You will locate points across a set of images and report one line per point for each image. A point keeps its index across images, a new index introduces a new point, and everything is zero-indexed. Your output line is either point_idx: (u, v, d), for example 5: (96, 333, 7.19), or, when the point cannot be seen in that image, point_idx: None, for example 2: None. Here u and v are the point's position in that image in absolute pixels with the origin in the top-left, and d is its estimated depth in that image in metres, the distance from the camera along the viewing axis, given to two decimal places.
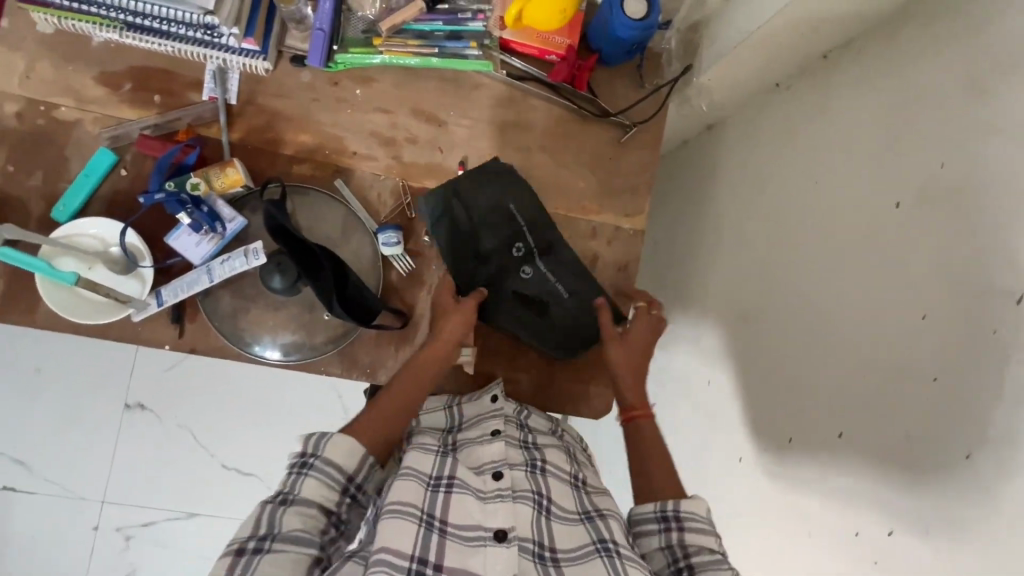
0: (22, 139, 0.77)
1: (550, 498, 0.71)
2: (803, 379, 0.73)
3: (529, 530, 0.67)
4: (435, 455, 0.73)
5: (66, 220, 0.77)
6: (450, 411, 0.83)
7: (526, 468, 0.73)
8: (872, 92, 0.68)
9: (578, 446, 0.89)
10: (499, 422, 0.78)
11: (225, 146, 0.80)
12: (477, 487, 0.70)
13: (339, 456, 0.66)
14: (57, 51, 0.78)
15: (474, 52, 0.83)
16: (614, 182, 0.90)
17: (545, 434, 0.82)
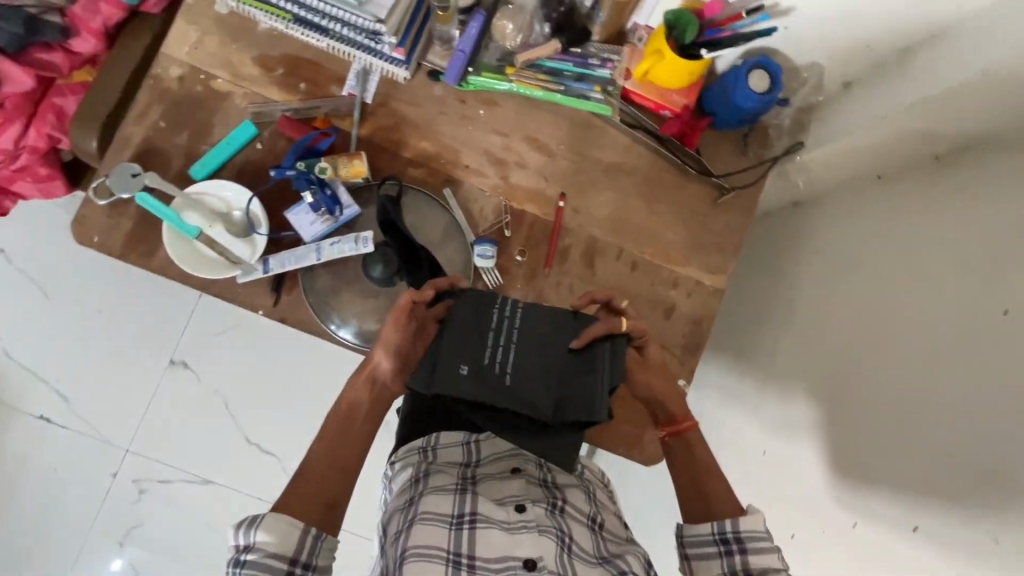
0: (178, 100, 0.84)
1: (570, 536, 0.75)
2: (876, 467, 0.73)
3: (555, 562, 0.71)
4: (453, 494, 0.78)
5: (200, 179, 0.83)
6: (468, 447, 0.89)
7: (546, 505, 0.79)
8: (982, 198, 0.70)
9: (601, 485, 0.90)
10: (517, 461, 0.86)
11: (354, 139, 0.86)
12: (502, 520, 0.75)
13: (270, 544, 0.63)
14: (227, 30, 0.86)
15: (597, 95, 0.89)
16: (704, 238, 0.93)
17: (566, 474, 0.86)
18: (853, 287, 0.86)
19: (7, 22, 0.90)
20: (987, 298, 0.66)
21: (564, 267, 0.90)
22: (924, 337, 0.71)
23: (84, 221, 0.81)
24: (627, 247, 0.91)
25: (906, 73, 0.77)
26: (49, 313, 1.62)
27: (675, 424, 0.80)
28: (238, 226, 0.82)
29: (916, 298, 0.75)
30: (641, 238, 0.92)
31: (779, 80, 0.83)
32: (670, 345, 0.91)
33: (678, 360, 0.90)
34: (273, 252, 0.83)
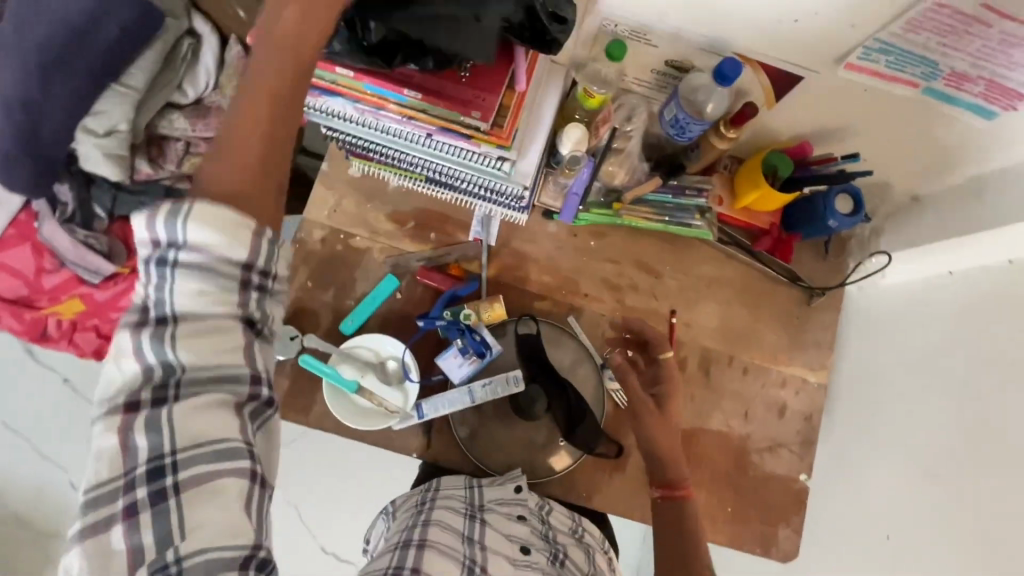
0: (322, 260, 0.91)
1: None
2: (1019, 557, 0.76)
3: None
4: (463, 518, 0.77)
5: (351, 333, 0.89)
6: (470, 490, 0.83)
7: (548, 555, 0.76)
8: None
9: (600, 549, 0.85)
10: (524, 509, 0.81)
11: (485, 282, 0.93)
12: (509, 554, 0.74)
13: (199, 234, 0.45)
14: (361, 192, 0.94)
15: (697, 223, 0.97)
16: (801, 338, 1.01)
17: (565, 532, 0.83)
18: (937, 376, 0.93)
19: (149, 196, 0.98)
20: None
21: (684, 378, 0.97)
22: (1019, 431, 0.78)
23: None
24: (736, 353, 0.99)
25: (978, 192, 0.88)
26: None
27: (670, 488, 0.85)
28: (390, 375, 0.87)
29: (1013, 395, 0.80)
30: (747, 343, 1.00)
31: (863, 204, 0.94)
32: (786, 442, 0.98)
33: (797, 456, 0.97)
34: (423, 396, 0.88)
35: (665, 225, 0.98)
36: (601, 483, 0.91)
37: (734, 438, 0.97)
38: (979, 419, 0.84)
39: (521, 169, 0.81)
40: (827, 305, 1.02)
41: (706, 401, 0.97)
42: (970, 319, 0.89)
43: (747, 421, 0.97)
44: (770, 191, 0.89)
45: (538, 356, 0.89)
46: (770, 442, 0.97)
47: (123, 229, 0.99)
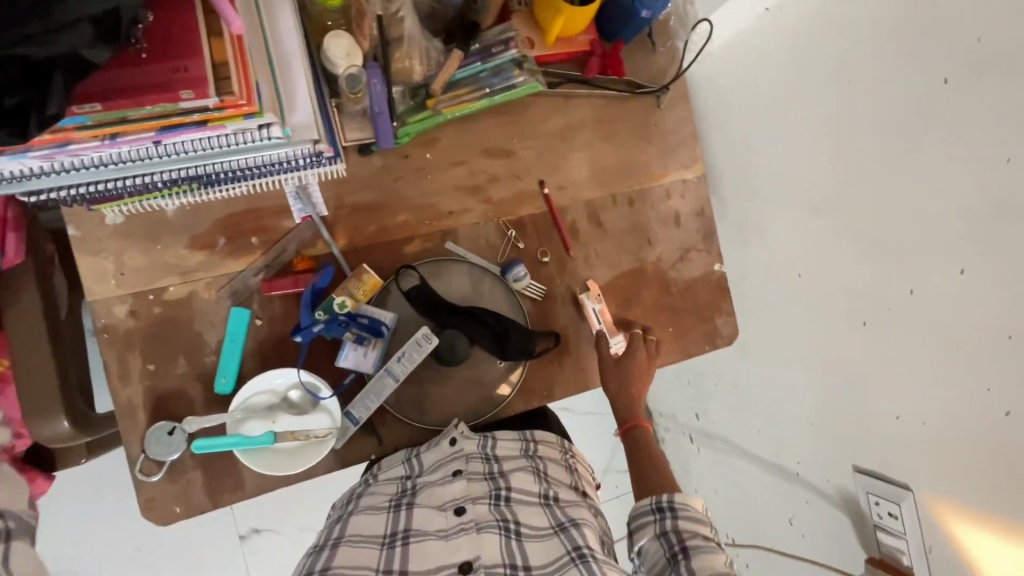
0: (148, 334, 0.74)
1: (516, 521, 0.71)
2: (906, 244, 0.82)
3: (496, 556, 0.67)
4: (386, 513, 0.74)
5: (231, 389, 0.76)
6: (409, 462, 0.80)
7: (489, 501, 0.74)
8: None
9: (559, 461, 0.85)
10: (459, 461, 0.78)
11: (341, 257, 0.81)
12: (439, 527, 0.71)
13: None
14: (139, 236, 0.74)
15: (519, 79, 0.85)
16: (667, 142, 0.98)
17: (514, 458, 0.82)
18: (794, 115, 0.94)
19: None
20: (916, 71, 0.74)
21: (583, 240, 0.94)
22: (876, 132, 0.82)
23: (153, 502, 0.74)
24: (617, 189, 0.95)
25: None
26: None
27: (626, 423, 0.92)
28: (301, 404, 0.78)
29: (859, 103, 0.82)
30: (622, 175, 0.96)
31: None
32: (693, 244, 0.99)
33: (706, 252, 1.00)
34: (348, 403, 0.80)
35: (490, 98, 0.85)
36: (556, 376, 0.91)
37: (648, 267, 0.97)
38: (842, 137, 0.87)
39: (298, 124, 0.66)
40: (676, 98, 0.98)
41: (610, 249, 0.95)
42: (802, 50, 0.90)
43: (652, 245, 0.97)
44: (572, 10, 0.80)
45: (437, 300, 0.81)
46: (679, 252, 0.99)
47: None
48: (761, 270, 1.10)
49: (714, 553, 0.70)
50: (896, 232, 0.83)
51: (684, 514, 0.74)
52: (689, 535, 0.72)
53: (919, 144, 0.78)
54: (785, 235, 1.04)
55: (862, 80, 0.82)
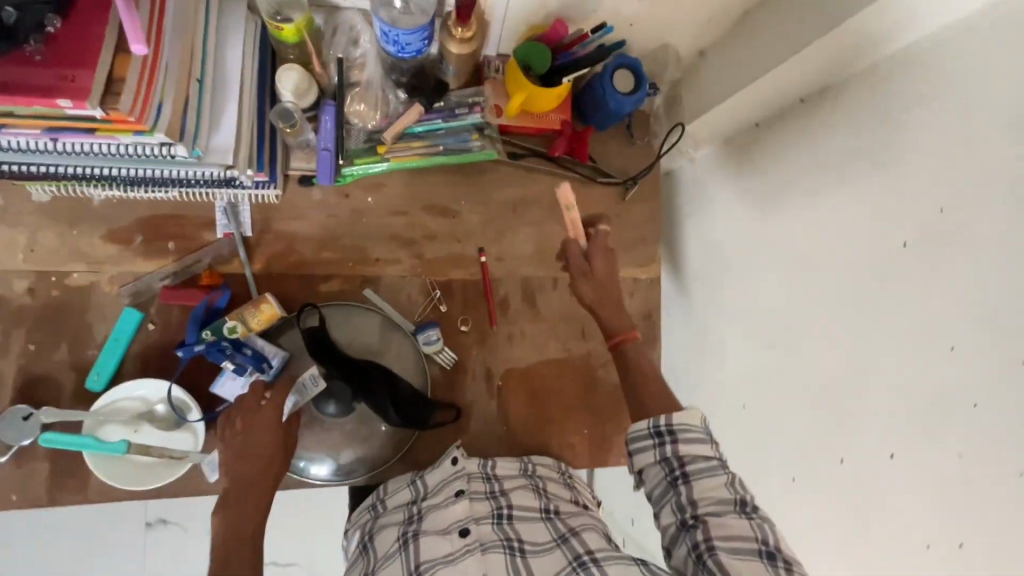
0: (39, 314, 0.75)
1: (518, 538, 0.76)
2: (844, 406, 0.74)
3: (502, 572, 0.73)
4: (399, 555, 0.74)
5: (102, 387, 0.75)
6: (413, 484, 0.81)
7: (492, 519, 0.78)
8: (856, 140, 0.71)
9: (556, 477, 0.86)
10: (462, 482, 0.80)
11: (252, 281, 0.80)
12: (446, 552, 0.74)
13: None
14: (59, 218, 0.76)
15: (477, 144, 0.85)
16: (626, 236, 0.94)
17: (512, 476, 0.83)
18: (760, 239, 0.88)
19: None
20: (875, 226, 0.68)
21: (511, 316, 0.90)
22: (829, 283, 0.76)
23: None
24: (559, 273, 0.92)
25: (755, 36, 0.79)
26: None
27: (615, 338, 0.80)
28: (167, 418, 0.76)
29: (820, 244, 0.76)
30: (570, 260, 0.92)
31: (644, 74, 0.83)
32: None
33: (643, 358, 0.94)
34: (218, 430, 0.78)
35: (443, 157, 0.84)
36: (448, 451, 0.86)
37: (575, 360, 0.92)
38: (796, 279, 0.81)
39: (215, 146, 0.66)
40: (643, 195, 0.95)
41: (539, 333, 0.91)
42: (772, 180, 0.85)
43: (586, 338, 0.92)
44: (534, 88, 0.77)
45: (330, 346, 0.79)
46: None
47: None
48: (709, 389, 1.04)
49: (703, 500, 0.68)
50: (832, 392, 0.76)
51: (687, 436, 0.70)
52: (693, 466, 0.69)
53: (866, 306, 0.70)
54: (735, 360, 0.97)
55: (821, 225, 0.76)
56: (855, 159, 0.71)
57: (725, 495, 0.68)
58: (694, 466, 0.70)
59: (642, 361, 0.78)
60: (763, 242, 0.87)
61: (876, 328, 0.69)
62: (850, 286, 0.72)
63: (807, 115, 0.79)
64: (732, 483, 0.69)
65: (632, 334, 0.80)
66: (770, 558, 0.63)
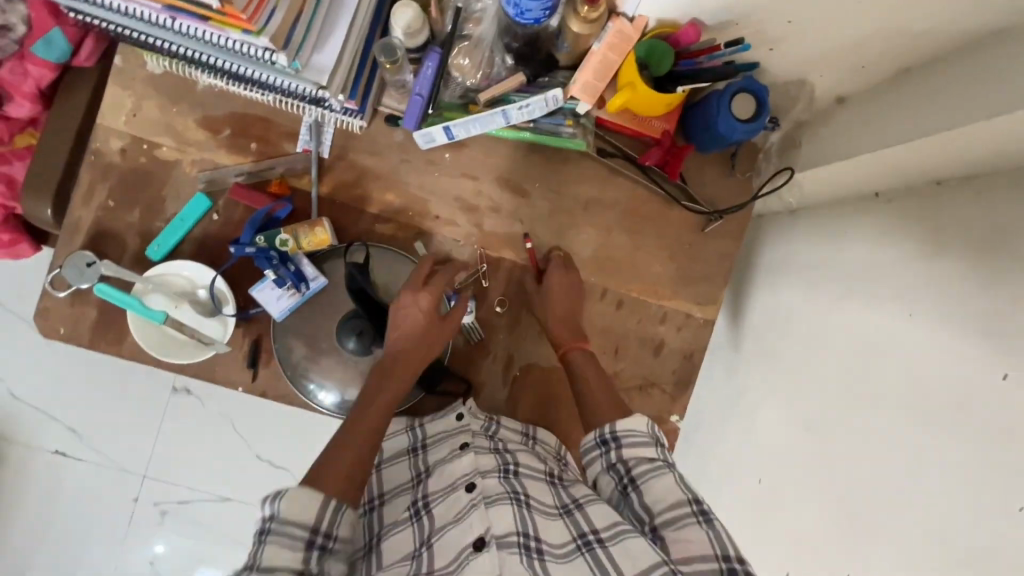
0: (124, 174, 0.79)
1: (526, 494, 0.70)
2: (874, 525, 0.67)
3: (511, 524, 0.65)
4: (408, 527, 0.69)
5: (159, 259, 0.79)
6: (412, 431, 0.81)
7: (498, 474, 0.72)
8: (984, 245, 0.60)
9: (555, 458, 0.81)
10: (467, 436, 0.77)
11: (315, 201, 0.81)
12: (454, 510, 0.68)
13: None
14: (164, 92, 0.79)
15: (569, 130, 0.81)
16: (692, 268, 0.88)
17: (517, 441, 0.80)
18: (836, 316, 0.80)
19: None
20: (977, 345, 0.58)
21: None
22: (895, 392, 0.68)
23: (46, 313, 0.79)
24: (611, 285, 0.88)
25: (909, 94, 0.69)
26: (46, 353, 1.63)
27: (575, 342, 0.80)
28: (205, 303, 0.79)
29: (903, 341, 0.68)
30: (625, 274, 0.88)
31: (768, 104, 0.75)
32: (660, 381, 0.89)
33: (669, 396, 0.89)
34: (244, 330, 0.81)
35: (532, 133, 0.82)
36: None
37: None
38: (861, 373, 0.72)
39: (315, 64, 0.66)
40: (725, 230, 0.88)
41: None
42: (872, 263, 0.75)
43: (617, 358, 0.88)
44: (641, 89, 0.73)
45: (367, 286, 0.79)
46: (640, 381, 0.89)
47: None
48: (731, 449, 0.98)
49: (641, 461, 0.67)
50: (860, 503, 0.68)
51: (628, 432, 0.68)
52: (626, 435, 0.68)
53: (923, 425, 0.63)
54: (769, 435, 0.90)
55: (913, 325, 0.67)
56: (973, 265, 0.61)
57: (674, 499, 0.63)
58: (640, 441, 0.68)
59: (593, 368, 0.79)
60: (840, 320, 0.79)
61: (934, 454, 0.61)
62: (919, 399, 0.64)
63: (936, 199, 0.69)
64: (662, 450, 0.68)
65: (581, 343, 0.81)
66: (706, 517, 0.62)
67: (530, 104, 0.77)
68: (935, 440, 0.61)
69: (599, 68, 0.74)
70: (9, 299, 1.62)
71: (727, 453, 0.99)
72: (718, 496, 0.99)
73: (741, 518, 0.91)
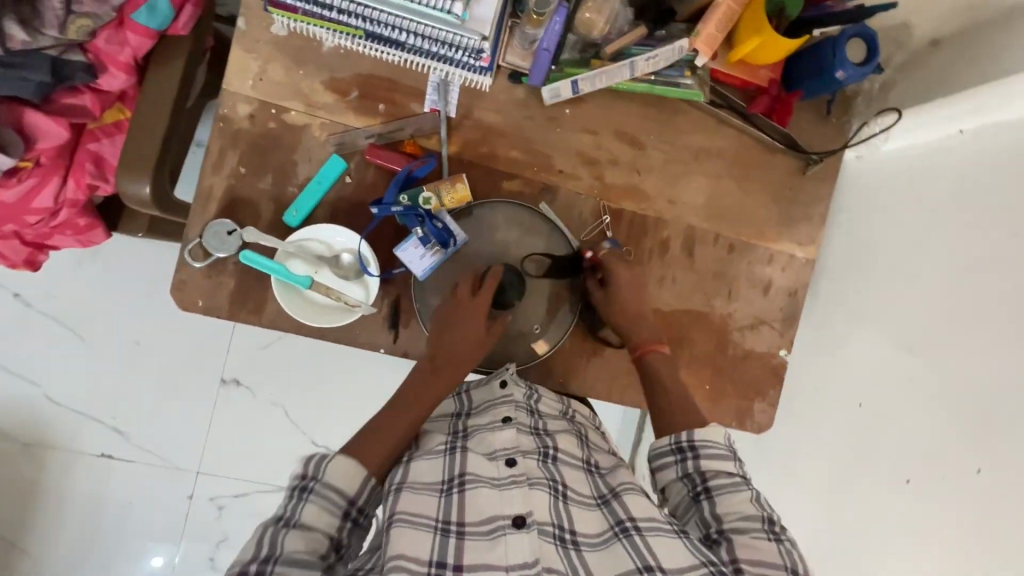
0: (255, 140, 0.78)
1: (564, 484, 0.72)
2: (1009, 422, 0.74)
3: (546, 513, 0.67)
4: (442, 457, 0.72)
5: (297, 224, 0.79)
6: (459, 398, 0.84)
7: (538, 457, 0.73)
8: None
9: (592, 426, 0.88)
10: (509, 409, 0.77)
11: (447, 160, 0.82)
12: (491, 476, 0.69)
13: None
14: (290, 55, 0.79)
15: (687, 81, 0.85)
16: (794, 211, 0.94)
17: (556, 418, 0.82)
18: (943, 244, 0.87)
19: (32, 71, 0.82)
20: None
21: (665, 261, 0.91)
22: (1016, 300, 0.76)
23: (183, 286, 0.77)
24: (722, 231, 0.92)
25: None
26: (84, 355, 1.57)
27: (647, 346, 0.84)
28: (348, 268, 0.79)
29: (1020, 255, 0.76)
30: (734, 219, 0.92)
31: (878, 49, 0.81)
32: (769, 319, 0.94)
33: (778, 332, 0.95)
34: (385, 291, 0.81)
35: (650, 85, 0.85)
36: (580, 369, 0.89)
37: (714, 318, 0.93)
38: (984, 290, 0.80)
39: (477, 15, 0.68)
40: (822, 173, 0.94)
41: (690, 284, 0.92)
42: (975, 184, 0.83)
43: (730, 300, 0.93)
44: (773, 36, 0.77)
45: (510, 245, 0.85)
46: (752, 320, 0.94)
47: (14, 114, 0.85)
48: (826, 382, 1.05)
49: (716, 475, 0.70)
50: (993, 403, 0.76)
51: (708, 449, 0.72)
52: (705, 445, 0.72)
53: None
54: (869, 361, 0.98)
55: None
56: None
57: (747, 509, 0.67)
58: (711, 450, 0.72)
59: (670, 368, 0.82)
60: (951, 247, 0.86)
61: None
62: None
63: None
64: (708, 458, 0.71)
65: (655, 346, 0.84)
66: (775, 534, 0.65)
67: (657, 55, 0.81)
68: None
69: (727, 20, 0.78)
70: (36, 298, 1.54)
71: (822, 386, 1.06)
72: (814, 426, 1.06)
73: (846, 442, 0.98)
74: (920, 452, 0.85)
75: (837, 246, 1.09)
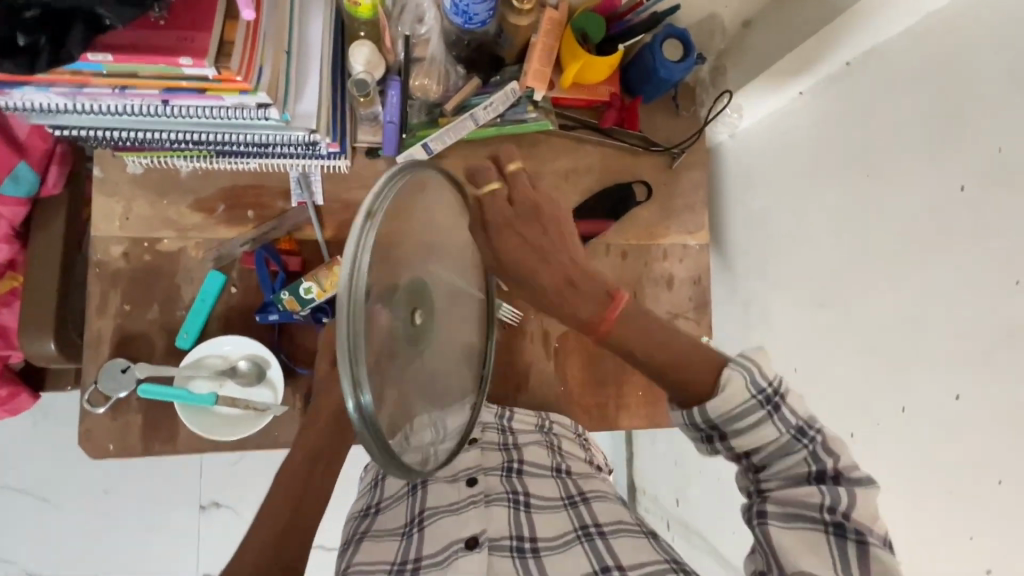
0: (133, 277, 0.81)
1: (526, 494, 0.77)
2: (916, 354, 0.76)
3: (502, 529, 0.72)
4: (406, 499, 0.79)
5: (191, 345, 0.81)
6: None
7: (501, 472, 0.80)
8: (922, 87, 0.73)
9: (571, 435, 0.88)
10: (475, 430, 0.85)
11: (324, 247, 0.85)
12: (451, 502, 0.76)
13: None
14: (151, 189, 0.82)
15: (532, 115, 0.89)
16: (674, 204, 0.97)
17: (529, 432, 0.86)
18: (816, 198, 0.92)
19: None
20: (954, 169, 0.70)
21: None
22: (887, 237, 0.80)
23: (89, 435, 0.77)
24: (610, 239, 0.95)
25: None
26: (55, 519, 1.53)
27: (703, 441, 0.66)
28: (248, 374, 0.80)
29: (882, 194, 0.80)
30: (619, 226, 0.95)
31: (693, 43, 0.87)
32: (681, 311, 0.96)
33: (694, 321, 0.96)
34: (293, 386, 0.82)
35: (499, 127, 0.89)
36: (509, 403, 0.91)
37: None
38: (866, 236, 0.82)
39: (301, 113, 0.71)
40: (689, 162, 0.97)
41: None
42: (830, 137, 0.88)
43: (638, 302, 0.95)
44: (590, 58, 0.82)
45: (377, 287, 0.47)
46: (665, 316, 0.96)
47: None
48: (764, 353, 1.06)
49: (749, 418, 0.61)
50: (895, 342, 0.78)
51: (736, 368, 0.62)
52: (788, 390, 0.61)
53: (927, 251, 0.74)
54: (791, 326, 0.99)
55: (889, 180, 0.79)
56: (910, 107, 0.75)
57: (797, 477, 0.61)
58: (755, 378, 0.62)
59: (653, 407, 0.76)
60: (823, 198, 0.90)
61: (947, 271, 0.71)
62: (917, 232, 0.75)
63: (863, 74, 0.82)
64: (782, 420, 0.60)
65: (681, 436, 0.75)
66: (838, 527, 0.59)
67: (493, 102, 0.85)
68: (945, 259, 0.71)
69: (545, 55, 0.83)
70: None
71: None
72: None
73: None
74: (852, 404, 0.85)
75: (737, 222, 1.12)
